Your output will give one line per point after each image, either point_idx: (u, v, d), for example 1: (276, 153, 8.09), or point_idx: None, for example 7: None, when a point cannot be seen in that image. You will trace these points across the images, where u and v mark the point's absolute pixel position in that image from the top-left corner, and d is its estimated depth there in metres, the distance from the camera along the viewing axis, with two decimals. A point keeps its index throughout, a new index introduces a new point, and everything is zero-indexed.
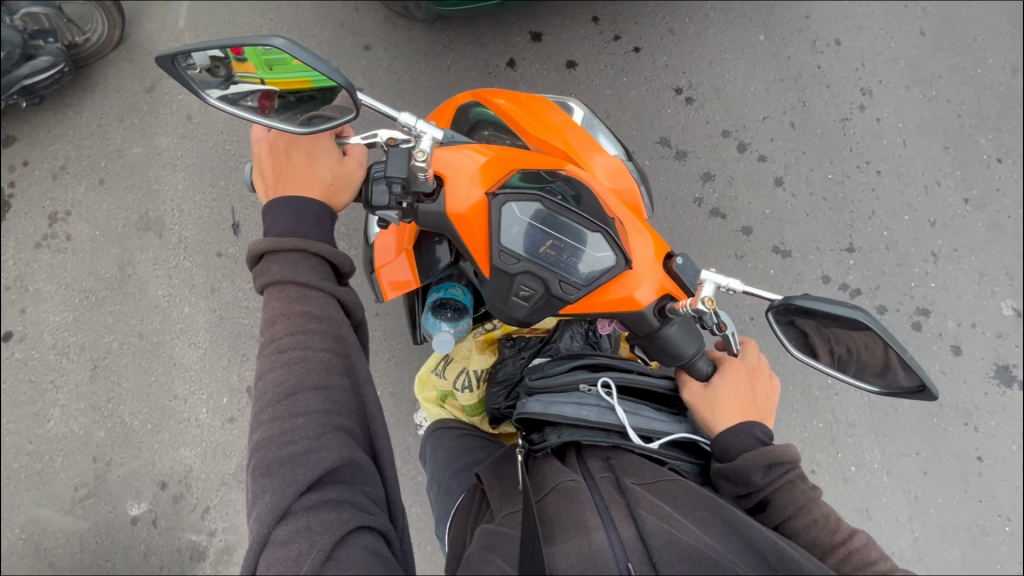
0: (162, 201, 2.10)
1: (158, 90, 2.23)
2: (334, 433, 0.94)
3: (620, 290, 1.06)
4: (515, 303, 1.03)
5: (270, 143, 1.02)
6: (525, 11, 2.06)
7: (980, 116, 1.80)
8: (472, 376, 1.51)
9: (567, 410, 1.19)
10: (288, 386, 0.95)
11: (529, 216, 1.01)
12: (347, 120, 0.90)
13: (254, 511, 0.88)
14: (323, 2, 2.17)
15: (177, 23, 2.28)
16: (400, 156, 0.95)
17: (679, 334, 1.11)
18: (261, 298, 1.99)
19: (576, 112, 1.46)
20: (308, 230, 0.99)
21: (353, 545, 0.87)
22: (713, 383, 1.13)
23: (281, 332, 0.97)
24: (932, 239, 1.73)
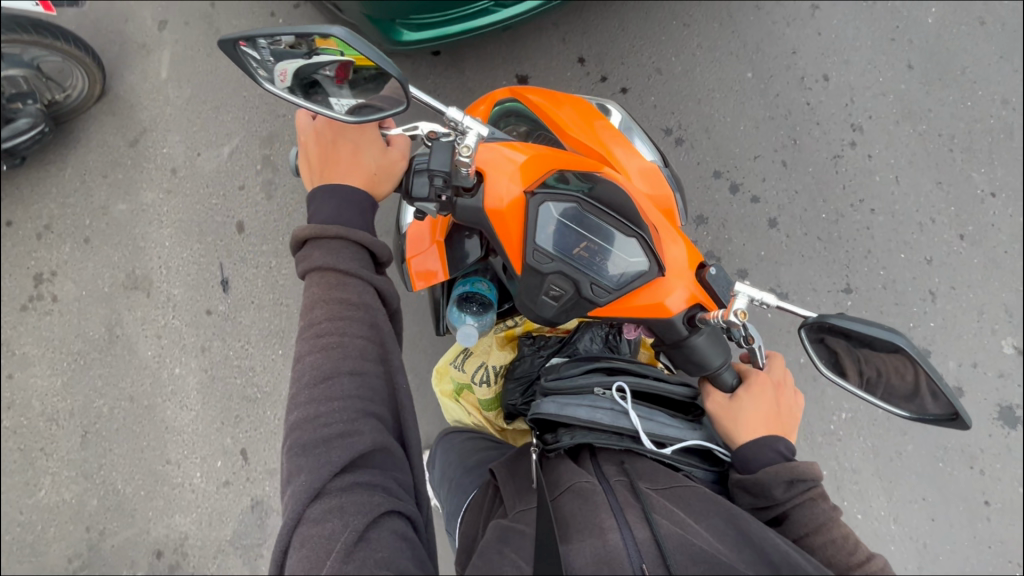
0: (148, 258, 2.07)
1: (141, 143, 2.19)
2: (367, 419, 0.97)
3: (653, 295, 1.07)
4: (544, 302, 1.05)
5: (317, 130, 1.05)
6: (511, 54, 2.04)
7: (972, 150, 1.79)
8: (490, 371, 1.60)
9: (581, 412, 1.19)
10: (325, 370, 0.97)
11: (565, 217, 1.04)
12: (397, 112, 0.90)
13: (289, 488, 0.92)
14: None
15: (159, 75, 2.25)
16: (445, 150, 0.97)
17: (705, 344, 1.10)
18: (251, 357, 1.93)
19: (614, 115, 1.56)
20: (350, 219, 1.02)
21: (383, 529, 0.90)
22: (738, 395, 1.12)
23: (320, 317, 1.00)
24: (929, 277, 1.71)
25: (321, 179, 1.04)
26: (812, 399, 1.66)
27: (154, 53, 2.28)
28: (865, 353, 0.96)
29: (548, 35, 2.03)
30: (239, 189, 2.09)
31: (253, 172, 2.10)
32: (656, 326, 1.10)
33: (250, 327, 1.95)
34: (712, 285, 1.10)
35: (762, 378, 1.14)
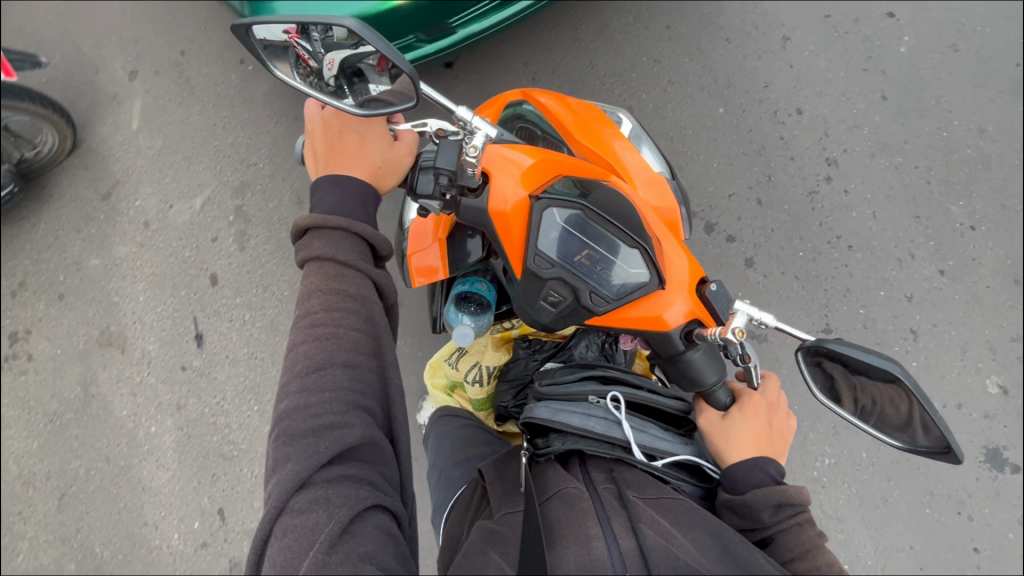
0: (123, 313, 2.05)
1: (114, 196, 2.18)
2: (357, 412, 0.93)
3: (646, 310, 1.03)
4: (542, 307, 1.02)
5: (324, 119, 1.00)
6: (481, 96, 2.02)
7: (950, 182, 1.75)
8: (484, 372, 1.52)
9: (574, 419, 1.15)
10: (318, 360, 0.93)
11: (569, 223, 1.01)
12: (405, 108, 0.87)
13: (274, 476, 0.87)
14: (276, 98, 2.18)
15: (130, 125, 2.24)
16: (451, 149, 0.94)
17: (702, 360, 1.06)
18: (227, 415, 1.91)
19: (625, 124, 1.51)
20: (352, 210, 0.97)
21: (368, 523, 0.87)
22: (731, 414, 1.08)
23: (317, 307, 0.95)
24: (910, 315, 1.67)
25: (326, 168, 1.00)
26: (795, 444, 1.62)
27: (125, 103, 2.27)
28: (862, 382, 0.90)
29: (517, 75, 2.01)
30: (212, 242, 2.07)
31: (225, 223, 2.08)
32: (652, 339, 1.06)
33: (225, 382, 1.93)
34: (711, 301, 1.05)
35: (756, 398, 1.09)
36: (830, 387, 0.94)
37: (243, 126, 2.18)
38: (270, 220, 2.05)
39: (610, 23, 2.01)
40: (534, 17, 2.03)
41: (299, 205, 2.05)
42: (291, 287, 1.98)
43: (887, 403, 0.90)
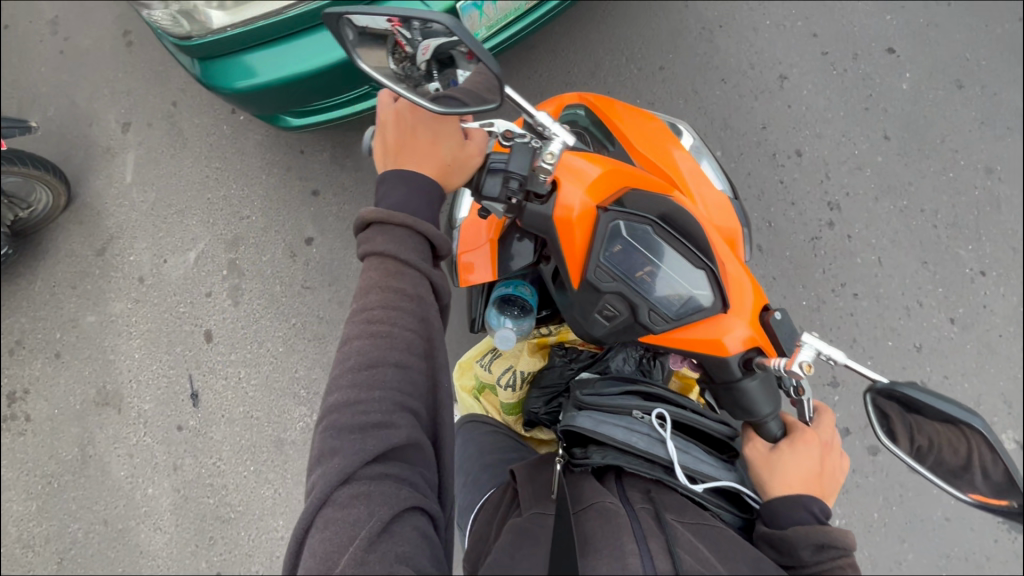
0: (118, 371, 2.04)
1: (109, 251, 2.17)
2: (404, 413, 0.89)
3: (709, 331, 1.03)
4: (596, 319, 1.03)
5: (399, 112, 0.97)
6: None
7: (958, 225, 1.70)
8: (518, 376, 1.46)
9: (617, 432, 1.12)
10: (370, 357, 0.90)
11: (634, 239, 1.02)
12: (487, 106, 0.81)
13: (319, 467, 0.86)
14: (268, 149, 2.16)
15: (124, 179, 2.24)
16: (525, 153, 0.94)
17: (756, 390, 1.05)
18: (224, 477, 1.88)
19: (686, 138, 1.50)
20: (418, 209, 0.95)
21: (406, 523, 0.83)
22: (780, 447, 1.05)
23: (374, 303, 0.93)
24: (920, 366, 1.62)
25: (394, 162, 0.96)
26: None
27: (118, 156, 2.27)
28: (916, 423, 0.83)
29: None
30: (206, 296, 2.05)
31: (219, 277, 2.06)
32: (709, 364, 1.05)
33: (221, 442, 1.91)
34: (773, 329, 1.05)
35: (807, 433, 1.07)
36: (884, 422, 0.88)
37: (234, 177, 2.17)
38: (264, 274, 2.03)
39: (603, 65, 1.96)
40: (525, 62, 1.98)
41: (292, 259, 2.02)
42: (286, 343, 1.95)
43: (945, 446, 0.82)
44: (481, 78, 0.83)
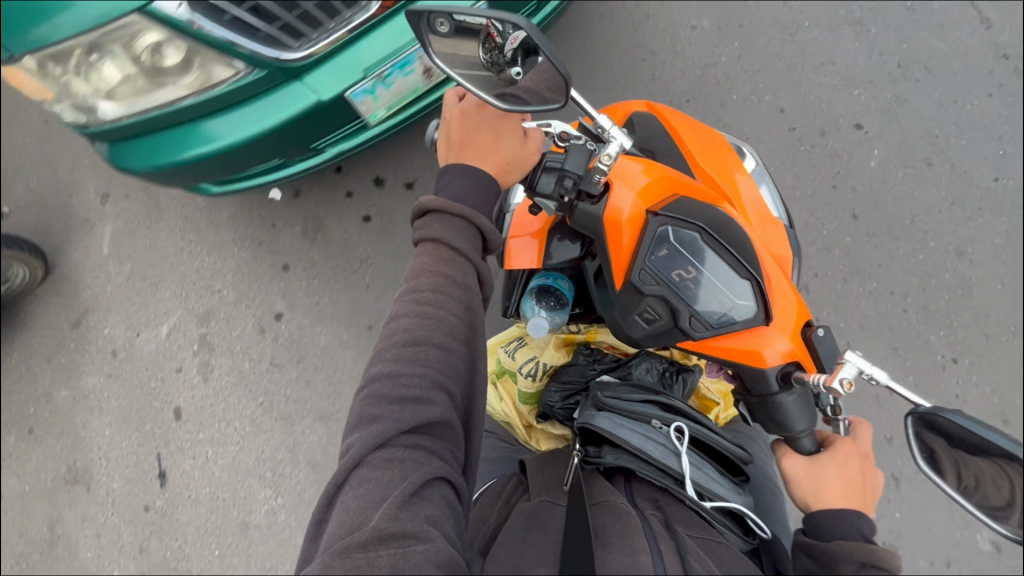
0: (89, 449, 2.04)
1: (84, 323, 2.19)
2: (440, 392, 0.95)
3: (751, 342, 1.04)
4: (636, 321, 1.05)
5: (464, 111, 1.06)
6: None
7: (929, 310, 1.66)
8: (540, 367, 1.48)
9: (635, 438, 1.18)
10: (416, 336, 0.97)
11: (682, 245, 1.04)
12: (551, 107, 0.83)
13: (356, 430, 0.91)
14: (241, 221, 2.17)
15: (101, 250, 2.26)
16: (581, 155, 1.01)
17: (795, 407, 1.06)
18: (189, 561, 1.88)
19: (750, 159, 1.45)
20: (474, 203, 1.03)
21: (434, 492, 0.88)
22: (820, 459, 1.06)
23: (425, 286, 1.00)
24: (892, 461, 1.66)
25: (456, 158, 1.06)
26: None
27: (97, 228, 2.30)
28: (961, 456, 0.83)
29: None
30: (177, 371, 2.06)
31: (190, 352, 2.07)
32: (748, 374, 1.06)
33: (186, 524, 1.90)
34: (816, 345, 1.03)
35: (847, 444, 1.08)
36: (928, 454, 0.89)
37: (207, 249, 2.18)
38: (233, 349, 2.03)
39: None
40: None
41: (261, 334, 2.03)
42: (253, 422, 1.95)
43: (990, 483, 0.80)
44: (547, 76, 0.82)
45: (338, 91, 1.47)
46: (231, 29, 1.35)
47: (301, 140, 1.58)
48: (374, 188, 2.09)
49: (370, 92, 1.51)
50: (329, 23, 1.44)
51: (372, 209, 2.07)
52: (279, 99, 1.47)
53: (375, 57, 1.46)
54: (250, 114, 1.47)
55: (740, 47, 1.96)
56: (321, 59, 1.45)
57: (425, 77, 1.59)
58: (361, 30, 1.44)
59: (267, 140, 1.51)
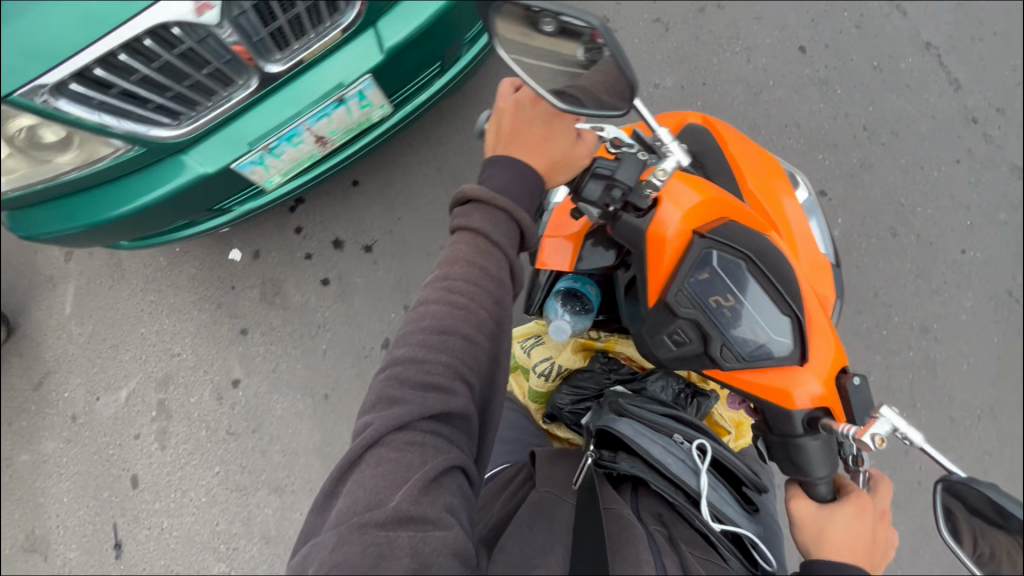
0: (48, 516, 2.03)
1: (45, 386, 2.17)
2: (461, 382, 0.96)
3: (781, 380, 1.16)
4: (665, 340, 1.17)
5: (519, 103, 1.06)
6: (399, 285, 2.02)
7: (891, 391, 1.63)
8: (554, 368, 1.63)
9: (655, 450, 1.28)
10: (444, 324, 0.97)
11: (722, 274, 1.16)
12: (610, 112, 0.92)
13: (376, 410, 0.92)
14: (201, 281, 2.15)
15: (64, 309, 2.23)
16: (633, 166, 1.09)
17: (815, 451, 1.15)
18: None
19: (802, 189, 1.52)
20: (517, 197, 1.03)
21: (450, 480, 0.90)
22: (831, 508, 1.11)
23: (458, 274, 1.00)
24: None
25: (505, 151, 1.06)
26: None
27: (60, 286, 2.26)
28: (981, 526, 0.91)
29: (434, 260, 2.03)
30: (135, 438, 2.03)
31: (148, 418, 2.05)
32: (773, 413, 1.18)
33: None
34: (850, 395, 1.15)
35: (862, 498, 1.11)
36: (948, 519, 0.97)
37: (168, 310, 2.16)
38: (190, 416, 2.01)
39: None
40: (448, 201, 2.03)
41: (218, 401, 2.00)
42: (208, 493, 1.93)
43: (1005, 556, 0.89)
44: (608, 79, 0.91)
45: (223, 163, 1.37)
46: (101, 112, 1.20)
47: (194, 208, 1.48)
48: (332, 251, 2.06)
49: (259, 163, 1.42)
50: (207, 101, 1.32)
51: (331, 272, 2.04)
52: (162, 174, 1.36)
53: (260, 129, 1.36)
54: (131, 187, 1.36)
55: (704, 106, 1.88)
56: (204, 132, 1.35)
57: (320, 145, 1.50)
58: (243, 105, 1.34)
59: (164, 210, 1.42)
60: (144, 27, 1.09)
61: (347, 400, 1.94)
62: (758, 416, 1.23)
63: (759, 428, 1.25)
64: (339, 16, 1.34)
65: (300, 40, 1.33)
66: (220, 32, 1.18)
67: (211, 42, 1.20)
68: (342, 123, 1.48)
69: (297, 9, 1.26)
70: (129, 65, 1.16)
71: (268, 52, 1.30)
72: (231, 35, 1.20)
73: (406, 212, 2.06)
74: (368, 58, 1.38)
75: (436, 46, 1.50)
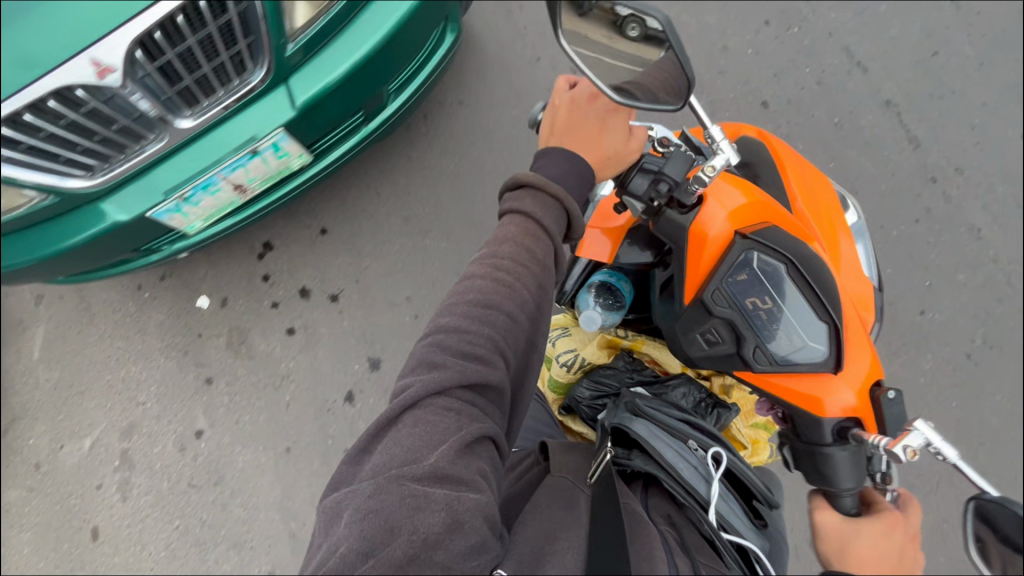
0: (7, 567, 2.01)
1: (9, 433, 2.14)
2: (499, 358, 1.01)
3: (814, 387, 1.20)
4: (699, 339, 1.23)
5: (574, 99, 1.16)
6: (364, 335, 2.01)
7: None
8: (577, 361, 1.65)
9: (668, 453, 1.29)
10: (488, 300, 1.03)
11: (761, 277, 1.20)
12: (668, 106, 1.05)
13: (417, 373, 0.99)
14: (169, 328, 2.14)
15: (31, 353, 2.20)
16: (681, 163, 1.19)
17: (843, 462, 1.18)
18: None
19: (852, 213, 1.50)
20: (571, 187, 1.12)
21: (481, 449, 0.96)
22: (857, 521, 1.07)
23: (506, 253, 1.08)
24: None
25: (559, 143, 1.16)
26: None
27: (29, 330, 2.22)
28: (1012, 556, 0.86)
29: (398, 311, 2.03)
30: (97, 488, 2.02)
31: (111, 468, 2.03)
32: (804, 419, 1.23)
33: None
34: (883, 407, 1.18)
35: (893, 519, 1.05)
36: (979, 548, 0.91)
37: (134, 356, 2.15)
38: (153, 467, 2.00)
39: None
40: (422, 256, 2.06)
41: (181, 453, 1.99)
42: (168, 547, 1.92)
43: None
44: (669, 80, 1.06)
45: (138, 212, 1.43)
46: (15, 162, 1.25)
47: (120, 250, 1.55)
48: (299, 299, 2.06)
49: (176, 211, 1.48)
50: (120, 154, 1.36)
51: (297, 322, 2.04)
52: (86, 218, 1.42)
53: (173, 180, 1.41)
54: (51, 233, 1.42)
55: None
56: (120, 182, 1.40)
57: (239, 192, 1.57)
58: (155, 158, 1.39)
59: (94, 249, 1.48)
60: (47, 90, 1.15)
61: (309, 454, 1.93)
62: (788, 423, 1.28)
63: (787, 435, 1.29)
64: (249, 74, 1.38)
65: (210, 96, 1.37)
66: (124, 93, 1.23)
67: (118, 101, 1.24)
68: (260, 172, 1.54)
69: (202, 70, 1.31)
70: (35, 124, 1.21)
71: (177, 108, 1.34)
72: (137, 96, 1.25)
73: (373, 261, 2.06)
74: (280, 113, 1.43)
75: (354, 99, 1.55)
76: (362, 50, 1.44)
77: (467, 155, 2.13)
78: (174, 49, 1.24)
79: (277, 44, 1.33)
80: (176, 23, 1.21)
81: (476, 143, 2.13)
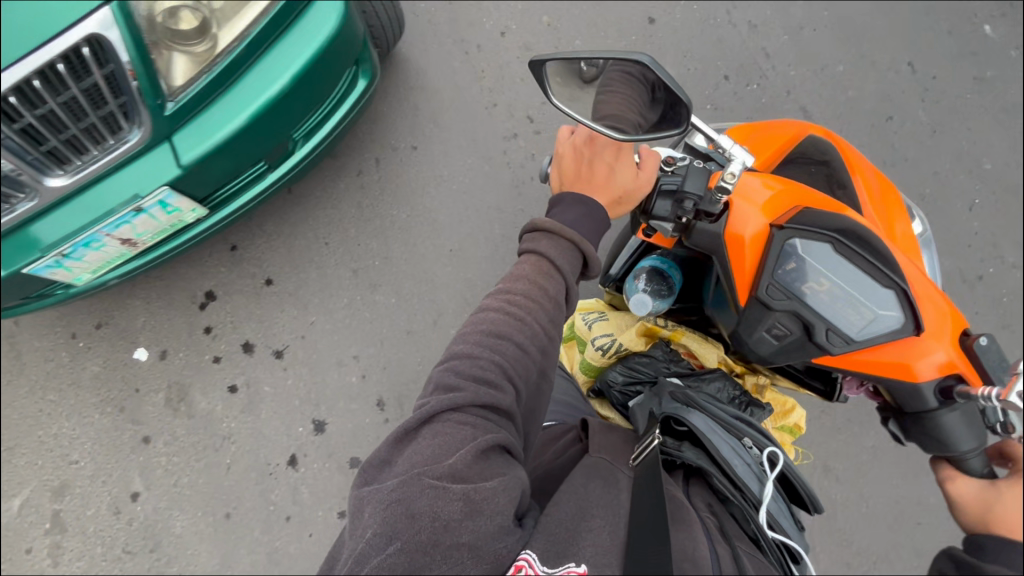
0: None
1: None
2: (510, 383, 1.01)
3: (904, 354, 1.18)
4: (768, 337, 1.20)
5: (575, 146, 1.12)
6: (308, 396, 1.95)
7: None
8: (614, 345, 1.61)
9: (723, 449, 1.21)
10: (499, 329, 1.03)
11: (817, 253, 1.15)
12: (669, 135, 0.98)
13: (429, 395, 1.01)
14: (104, 379, 1.98)
15: None
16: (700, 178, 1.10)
17: (955, 421, 1.21)
18: None
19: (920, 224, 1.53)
20: (585, 231, 1.10)
21: (498, 459, 0.96)
22: (997, 484, 1.14)
23: (520, 288, 1.06)
24: None
25: (570, 190, 1.12)
26: None
27: None
28: None
29: (345, 370, 1.97)
30: (25, 553, 1.88)
31: (40, 531, 1.90)
32: (903, 392, 1.22)
33: None
34: (979, 356, 1.19)
35: None
36: None
37: (69, 410, 1.98)
38: (87, 531, 1.90)
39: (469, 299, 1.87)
40: (377, 310, 2.01)
41: (115, 516, 1.90)
42: None
43: None
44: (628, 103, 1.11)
45: (15, 268, 1.35)
46: None
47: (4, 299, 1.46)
48: (241, 354, 1.98)
49: (57, 266, 1.41)
50: None
51: (239, 379, 1.96)
52: None
53: (52, 237, 1.34)
54: None
55: None
56: None
57: (128, 245, 1.50)
58: (30, 215, 1.31)
59: None
60: None
61: (248, 521, 1.89)
62: (888, 399, 1.29)
63: (888, 410, 1.31)
64: (125, 132, 1.32)
65: (84, 156, 1.31)
66: None
67: None
68: (150, 227, 1.48)
69: (70, 131, 1.25)
70: None
71: (46, 167, 1.27)
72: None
73: (319, 315, 1.99)
74: (163, 171, 1.37)
75: (251, 151, 1.51)
76: (285, 74, 1.46)
77: (431, 202, 2.06)
78: (34, 110, 1.19)
79: (153, 103, 1.30)
80: (33, 87, 1.17)
81: (431, 191, 2.06)
